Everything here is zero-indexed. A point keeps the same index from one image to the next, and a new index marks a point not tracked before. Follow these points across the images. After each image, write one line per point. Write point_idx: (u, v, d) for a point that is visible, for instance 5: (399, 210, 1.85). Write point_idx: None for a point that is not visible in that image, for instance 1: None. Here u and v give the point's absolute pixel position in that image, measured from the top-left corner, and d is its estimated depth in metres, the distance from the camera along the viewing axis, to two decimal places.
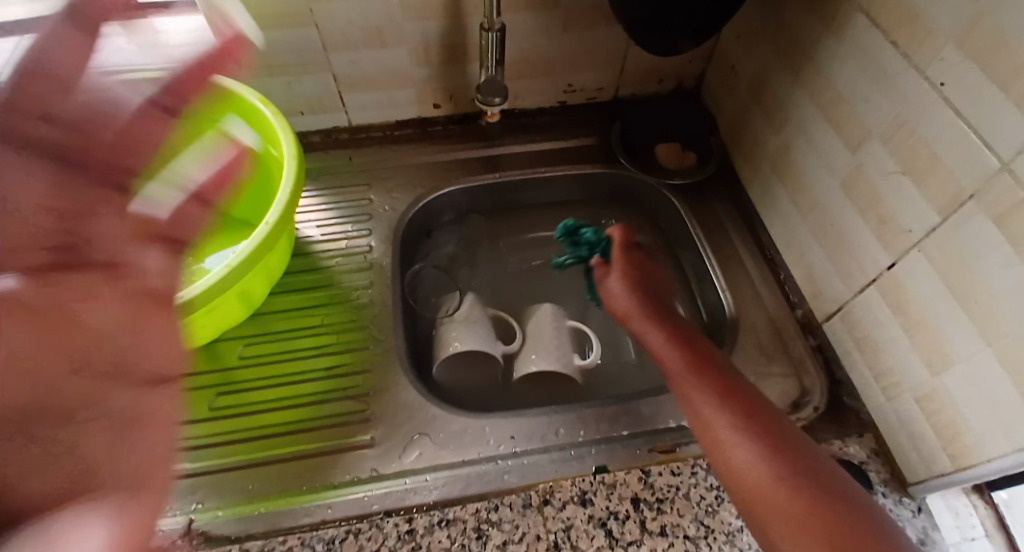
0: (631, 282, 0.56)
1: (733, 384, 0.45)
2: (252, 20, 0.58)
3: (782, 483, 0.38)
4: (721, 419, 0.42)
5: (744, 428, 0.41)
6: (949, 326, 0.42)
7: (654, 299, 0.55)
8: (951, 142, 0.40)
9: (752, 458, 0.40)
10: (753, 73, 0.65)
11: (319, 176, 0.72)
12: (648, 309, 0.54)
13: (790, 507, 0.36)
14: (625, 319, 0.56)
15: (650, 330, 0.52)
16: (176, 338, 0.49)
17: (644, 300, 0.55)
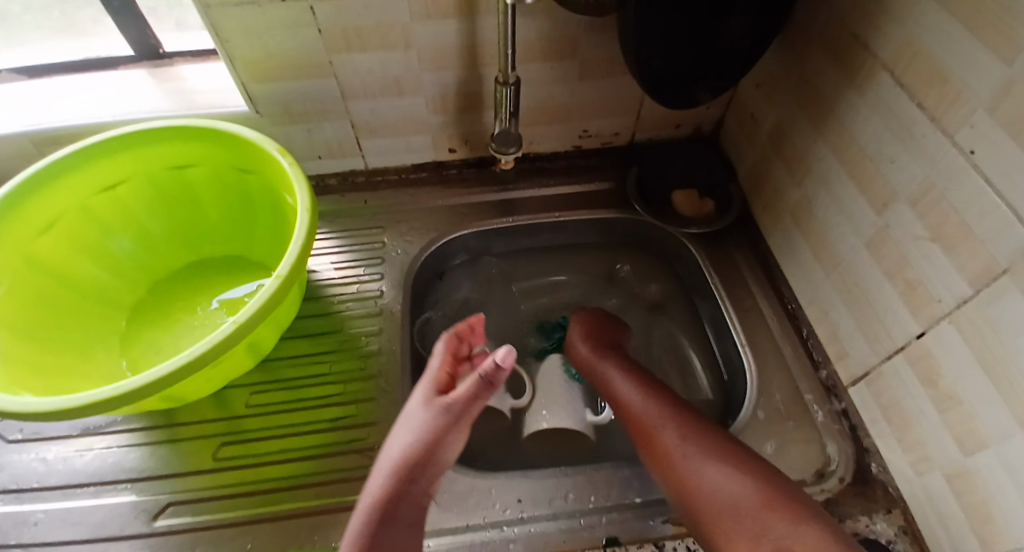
0: (588, 335, 0.61)
1: (679, 413, 0.51)
2: (274, 70, 0.60)
3: (726, 492, 0.43)
4: (669, 443, 0.48)
5: (691, 448, 0.47)
6: (982, 405, 0.40)
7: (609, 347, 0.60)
8: (982, 213, 0.38)
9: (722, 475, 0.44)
10: (773, 124, 0.63)
11: (334, 218, 0.73)
12: (606, 356, 0.59)
13: (731, 509, 0.42)
14: (585, 368, 0.60)
15: (611, 375, 0.56)
16: (182, 390, 0.48)
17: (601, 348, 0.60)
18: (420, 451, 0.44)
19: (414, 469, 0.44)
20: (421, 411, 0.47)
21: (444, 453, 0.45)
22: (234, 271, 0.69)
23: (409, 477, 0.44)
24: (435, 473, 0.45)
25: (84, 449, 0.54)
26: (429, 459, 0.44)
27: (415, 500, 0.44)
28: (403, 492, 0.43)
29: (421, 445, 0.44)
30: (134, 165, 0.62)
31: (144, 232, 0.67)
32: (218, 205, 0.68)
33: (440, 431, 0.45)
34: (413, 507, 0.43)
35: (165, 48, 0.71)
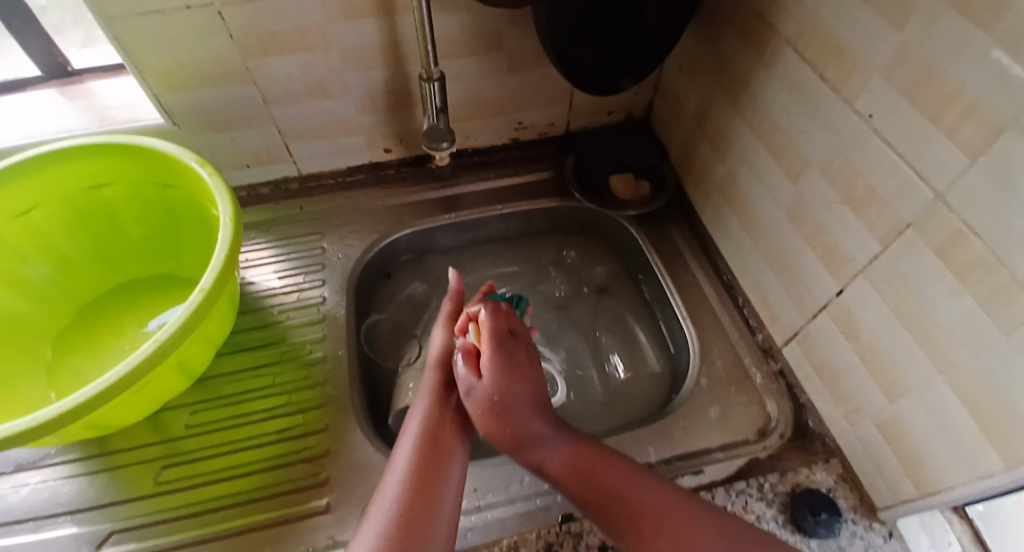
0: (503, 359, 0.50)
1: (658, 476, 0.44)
2: (188, 79, 0.58)
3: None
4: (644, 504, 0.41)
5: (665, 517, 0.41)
6: (899, 353, 0.42)
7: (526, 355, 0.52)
8: (884, 171, 0.40)
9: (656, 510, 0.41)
10: (697, 104, 0.66)
11: (270, 228, 0.71)
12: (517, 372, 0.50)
13: None
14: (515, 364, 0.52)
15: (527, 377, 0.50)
16: (109, 416, 0.47)
17: (513, 393, 0.47)
18: (435, 425, 0.47)
19: (435, 439, 0.45)
20: (420, 400, 0.50)
21: (459, 425, 0.48)
22: (165, 289, 0.67)
23: (433, 449, 0.44)
24: (457, 445, 0.46)
25: (20, 484, 0.51)
26: (446, 432, 0.46)
27: (450, 468, 0.44)
28: (433, 464, 0.43)
29: (433, 420, 0.47)
30: (47, 187, 0.59)
31: (63, 256, 0.63)
32: (142, 223, 0.65)
33: (449, 407, 0.49)
34: (448, 476, 0.43)
35: (74, 66, 0.67)
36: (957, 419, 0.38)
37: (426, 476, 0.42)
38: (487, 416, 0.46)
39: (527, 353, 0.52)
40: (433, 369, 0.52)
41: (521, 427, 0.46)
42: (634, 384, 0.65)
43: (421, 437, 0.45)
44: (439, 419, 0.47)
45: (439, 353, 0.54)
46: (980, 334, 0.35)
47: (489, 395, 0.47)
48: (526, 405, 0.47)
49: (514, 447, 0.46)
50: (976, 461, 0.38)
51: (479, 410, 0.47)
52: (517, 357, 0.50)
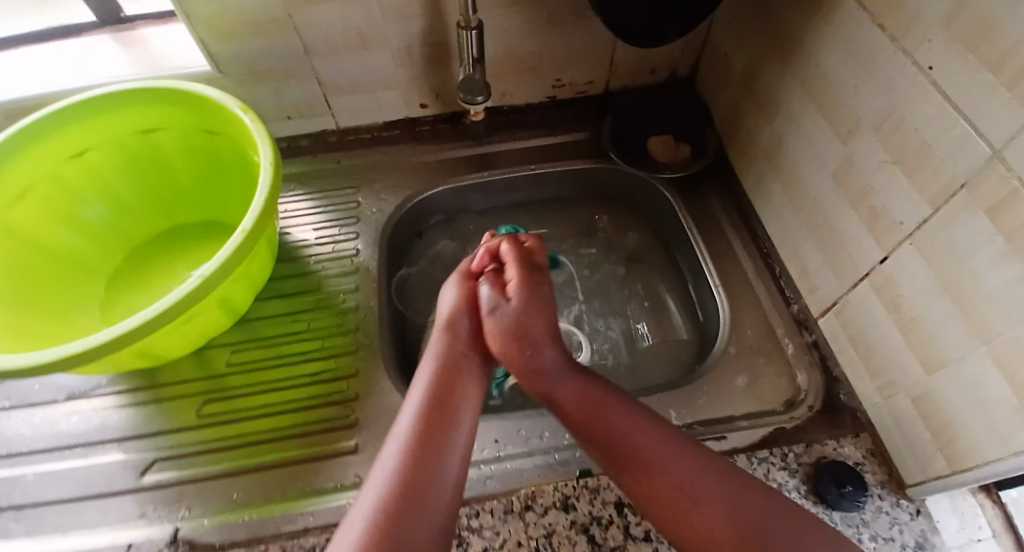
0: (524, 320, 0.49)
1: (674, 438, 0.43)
2: (233, 26, 0.59)
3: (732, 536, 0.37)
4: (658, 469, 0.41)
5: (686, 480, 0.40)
6: (942, 324, 0.40)
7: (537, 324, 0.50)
8: (943, 129, 0.37)
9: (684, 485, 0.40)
10: (745, 61, 0.62)
11: (308, 180, 0.72)
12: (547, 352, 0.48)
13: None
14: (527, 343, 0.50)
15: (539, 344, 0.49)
16: (157, 347, 0.50)
17: (531, 320, 0.49)
18: (439, 391, 0.45)
19: (438, 407, 0.43)
20: (427, 364, 0.48)
21: (466, 393, 0.46)
22: (208, 236, 0.70)
23: (436, 418, 0.42)
24: (463, 416, 0.44)
25: (71, 413, 0.55)
26: (451, 400, 0.44)
27: (452, 439, 0.42)
28: (435, 435, 0.41)
29: (439, 387, 0.45)
30: (102, 131, 0.61)
31: (120, 200, 0.67)
32: (189, 170, 0.68)
33: (457, 375, 0.47)
34: (451, 448, 0.41)
35: (126, 13, 0.69)
36: (996, 393, 0.36)
37: (426, 447, 0.40)
38: (506, 332, 0.49)
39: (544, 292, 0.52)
40: (442, 334, 0.50)
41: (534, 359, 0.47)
42: (660, 351, 0.65)
43: (425, 404, 0.43)
44: (446, 387, 0.45)
45: (450, 315, 0.52)
46: None
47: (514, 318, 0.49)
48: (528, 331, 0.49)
49: (524, 375, 0.48)
50: (1013, 439, 0.36)
51: (501, 332, 0.49)
52: (541, 290, 0.52)
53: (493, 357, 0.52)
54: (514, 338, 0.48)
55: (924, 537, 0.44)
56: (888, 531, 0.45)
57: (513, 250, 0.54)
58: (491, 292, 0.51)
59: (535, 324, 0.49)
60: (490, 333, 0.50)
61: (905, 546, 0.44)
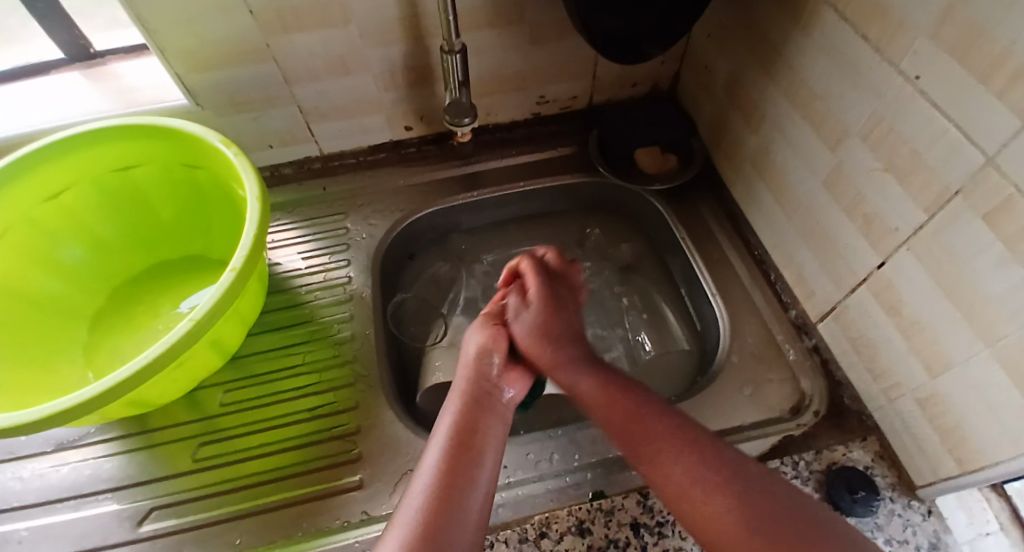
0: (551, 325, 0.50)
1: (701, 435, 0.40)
2: (210, 57, 0.58)
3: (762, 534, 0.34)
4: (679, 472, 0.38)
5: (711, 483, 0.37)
6: (944, 327, 0.41)
7: (563, 319, 0.52)
8: (932, 136, 0.38)
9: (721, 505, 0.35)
10: (728, 72, 0.63)
11: (295, 208, 0.71)
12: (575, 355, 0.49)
13: None
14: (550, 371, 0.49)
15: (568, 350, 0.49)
16: (147, 395, 0.48)
17: (554, 324, 0.51)
18: (464, 430, 0.43)
19: (464, 447, 0.41)
20: (452, 401, 0.46)
21: (493, 432, 0.44)
22: (194, 271, 0.68)
23: (461, 458, 0.40)
24: (489, 456, 0.42)
25: (61, 463, 0.53)
26: (477, 439, 0.42)
27: (477, 481, 0.39)
28: (460, 476, 0.39)
29: (463, 426, 0.43)
30: (78, 170, 0.60)
31: (97, 239, 0.65)
32: (171, 205, 0.66)
33: (483, 413, 0.45)
34: (475, 490, 0.39)
35: (96, 48, 0.67)
36: (1003, 394, 0.37)
37: (450, 490, 0.38)
38: (538, 328, 0.50)
39: (570, 293, 0.56)
40: (468, 370, 0.49)
41: (560, 356, 0.48)
42: (662, 363, 0.64)
43: (449, 443, 0.41)
44: (471, 425, 0.43)
45: (477, 350, 0.50)
46: None
47: (538, 319, 0.51)
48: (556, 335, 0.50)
49: (551, 369, 0.48)
50: (1021, 439, 0.36)
51: (528, 335, 0.50)
52: (560, 294, 0.54)
53: (512, 391, 0.49)
54: (542, 343, 0.49)
55: (937, 537, 0.44)
56: (902, 533, 0.45)
57: (532, 266, 0.55)
58: (514, 300, 0.53)
59: (557, 332, 0.50)
60: (517, 339, 0.51)
61: (918, 548, 0.44)
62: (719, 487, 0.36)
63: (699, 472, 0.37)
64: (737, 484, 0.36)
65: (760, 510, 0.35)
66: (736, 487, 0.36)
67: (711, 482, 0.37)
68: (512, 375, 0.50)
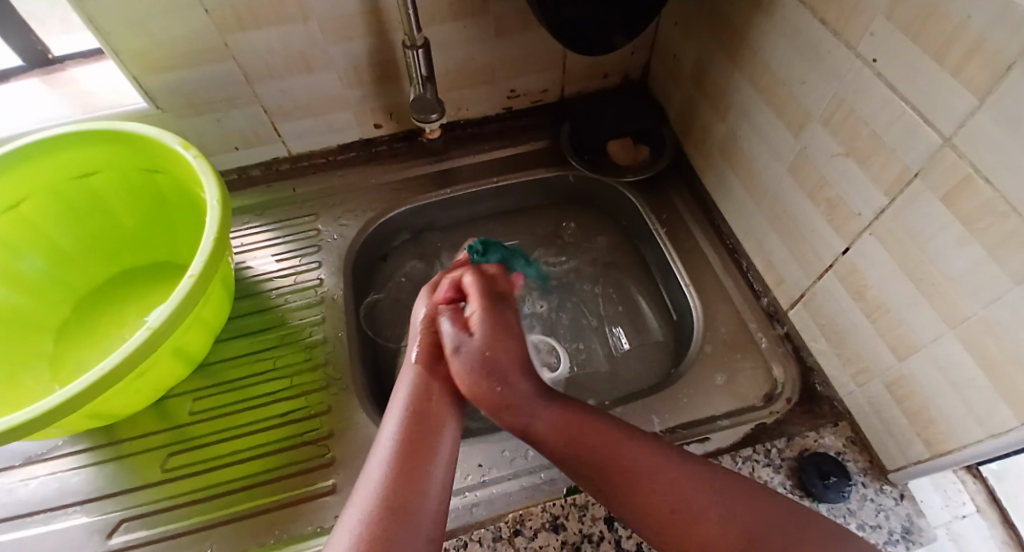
0: (484, 364, 0.42)
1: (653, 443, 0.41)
2: (167, 59, 0.56)
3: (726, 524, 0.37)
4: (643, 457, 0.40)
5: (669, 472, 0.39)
6: (909, 310, 0.41)
7: (512, 379, 0.42)
8: (891, 119, 0.38)
9: (711, 507, 0.37)
10: (695, 60, 0.63)
11: (263, 211, 0.70)
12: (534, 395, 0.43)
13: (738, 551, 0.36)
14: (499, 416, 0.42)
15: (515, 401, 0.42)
16: (108, 406, 0.47)
17: (502, 353, 0.43)
18: (421, 402, 0.43)
19: (422, 418, 0.42)
20: (406, 371, 0.45)
21: (449, 396, 0.44)
22: (161, 278, 0.67)
23: (418, 429, 0.41)
24: (447, 426, 0.42)
25: (28, 478, 0.51)
26: (434, 406, 0.43)
27: (436, 451, 0.40)
28: (417, 450, 0.40)
29: (420, 396, 0.43)
30: (34, 179, 0.58)
31: (59, 249, 0.63)
32: (134, 211, 0.65)
33: (442, 379, 0.44)
34: (434, 460, 0.40)
35: (54, 54, 0.65)
36: (968, 375, 0.37)
37: (409, 463, 0.39)
38: (474, 372, 0.42)
39: (513, 318, 0.47)
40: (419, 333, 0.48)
41: (508, 393, 0.42)
42: (638, 355, 0.64)
43: (404, 417, 0.42)
44: (427, 392, 0.43)
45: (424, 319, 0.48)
46: (991, 282, 0.33)
47: (479, 353, 0.42)
48: (491, 369, 0.42)
49: (500, 410, 0.42)
50: (990, 418, 0.36)
51: (469, 369, 0.42)
52: (506, 317, 0.46)
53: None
54: (484, 376, 0.42)
55: (910, 521, 0.45)
56: (875, 518, 0.45)
57: (478, 279, 0.48)
58: (451, 328, 0.44)
59: (507, 362, 0.43)
60: (457, 378, 0.43)
61: (891, 533, 0.44)
62: (705, 499, 0.38)
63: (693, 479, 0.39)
64: (722, 491, 0.38)
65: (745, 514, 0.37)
66: (722, 492, 0.38)
67: (703, 488, 0.38)
68: (469, 336, 0.48)
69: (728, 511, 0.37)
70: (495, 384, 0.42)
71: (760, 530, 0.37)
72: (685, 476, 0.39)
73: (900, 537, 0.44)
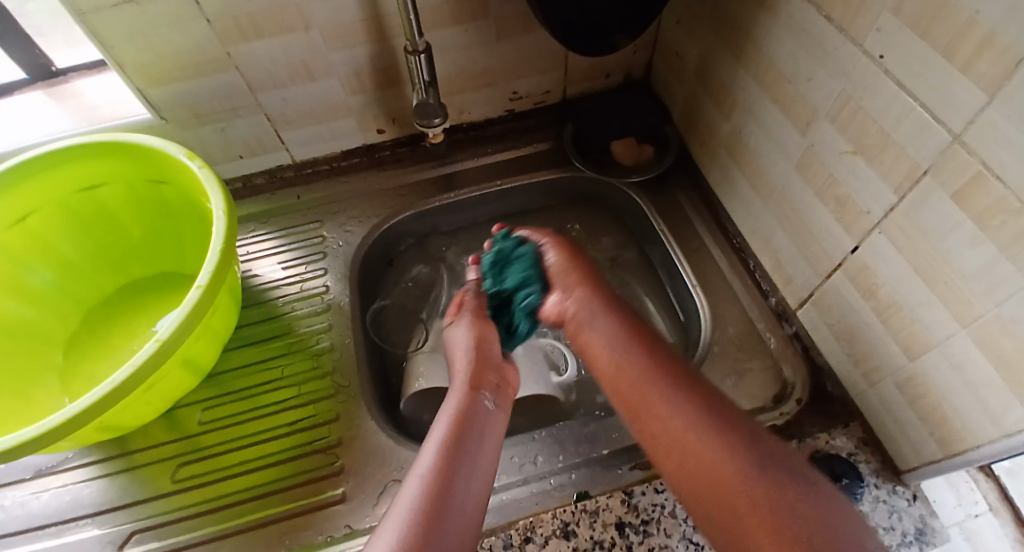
0: (573, 273, 0.52)
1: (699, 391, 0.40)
2: (171, 70, 0.56)
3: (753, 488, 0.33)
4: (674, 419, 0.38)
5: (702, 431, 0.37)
6: (919, 309, 0.40)
7: (594, 287, 0.51)
8: (900, 116, 0.37)
9: (714, 440, 0.36)
10: (698, 58, 0.63)
11: (268, 219, 0.70)
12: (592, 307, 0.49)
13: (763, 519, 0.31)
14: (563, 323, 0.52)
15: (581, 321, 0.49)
16: (120, 417, 0.47)
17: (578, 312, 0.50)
18: (462, 426, 0.42)
19: (461, 442, 0.41)
20: (453, 396, 0.47)
21: (492, 422, 0.45)
22: (168, 288, 0.67)
23: (465, 442, 0.41)
24: (490, 446, 0.43)
25: (40, 490, 0.52)
26: (479, 425, 0.43)
27: (473, 474, 0.39)
28: (462, 457, 0.40)
29: (466, 413, 0.44)
30: (40, 192, 0.58)
31: (66, 262, 0.63)
32: (141, 222, 0.65)
33: (486, 403, 0.46)
34: (473, 482, 0.39)
35: (57, 66, 0.65)
36: (981, 375, 0.36)
37: (455, 469, 0.39)
38: (572, 270, 0.53)
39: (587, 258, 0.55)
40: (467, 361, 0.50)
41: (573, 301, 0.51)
42: None
43: (452, 427, 0.42)
44: (472, 410, 0.44)
45: (470, 343, 0.52)
46: (1005, 281, 0.33)
47: (558, 265, 0.53)
48: (573, 276, 0.52)
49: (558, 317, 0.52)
50: (1005, 418, 0.36)
51: (562, 272, 0.53)
52: (581, 254, 0.55)
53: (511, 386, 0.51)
54: (570, 279, 0.52)
55: (924, 522, 0.44)
56: (888, 520, 0.44)
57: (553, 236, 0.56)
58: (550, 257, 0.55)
59: (583, 277, 0.52)
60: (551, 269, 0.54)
61: (904, 534, 0.44)
62: (722, 439, 0.36)
63: (706, 425, 0.37)
64: (745, 438, 0.36)
65: (762, 461, 0.34)
66: (740, 439, 0.36)
67: (717, 432, 0.36)
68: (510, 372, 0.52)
69: (738, 457, 0.35)
70: (570, 290, 0.51)
71: (772, 473, 0.33)
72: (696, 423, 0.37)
73: (913, 539, 0.44)
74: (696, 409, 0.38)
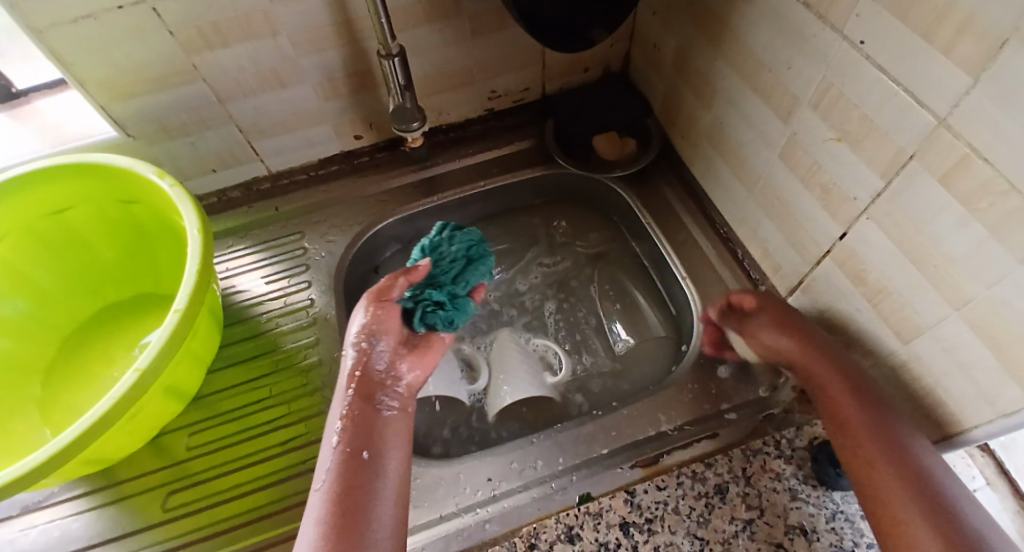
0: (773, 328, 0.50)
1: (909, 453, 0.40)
2: (135, 85, 0.54)
3: None
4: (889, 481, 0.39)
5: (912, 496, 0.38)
6: (908, 292, 0.40)
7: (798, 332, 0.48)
8: (883, 102, 0.37)
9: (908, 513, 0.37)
10: (675, 49, 0.62)
11: (246, 233, 0.68)
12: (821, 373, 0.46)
13: None
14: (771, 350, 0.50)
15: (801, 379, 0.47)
16: (103, 452, 0.46)
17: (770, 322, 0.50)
18: (358, 438, 0.42)
19: (359, 456, 0.40)
20: (337, 404, 0.44)
21: (389, 428, 0.43)
22: (148, 310, 0.65)
23: (356, 471, 0.40)
24: (388, 473, 0.41)
25: (28, 526, 0.50)
26: (372, 441, 0.42)
27: (381, 485, 0.40)
28: (358, 489, 0.39)
29: (356, 432, 0.42)
30: (8, 219, 0.56)
31: (40, 290, 0.61)
32: (115, 243, 0.63)
33: (375, 409, 0.44)
34: (382, 494, 0.39)
35: (17, 86, 0.61)
36: (974, 356, 0.37)
37: (355, 505, 0.37)
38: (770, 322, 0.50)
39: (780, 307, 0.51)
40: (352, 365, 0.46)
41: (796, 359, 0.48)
42: (639, 351, 0.64)
43: (343, 455, 0.40)
44: (360, 426, 0.42)
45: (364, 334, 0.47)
46: (994, 263, 0.33)
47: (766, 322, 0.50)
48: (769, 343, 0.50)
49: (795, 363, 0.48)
50: (999, 399, 0.36)
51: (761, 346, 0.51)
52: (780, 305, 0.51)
53: (409, 377, 0.48)
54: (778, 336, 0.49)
55: None
56: None
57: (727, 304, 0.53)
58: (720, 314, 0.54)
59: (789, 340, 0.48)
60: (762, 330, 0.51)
61: None
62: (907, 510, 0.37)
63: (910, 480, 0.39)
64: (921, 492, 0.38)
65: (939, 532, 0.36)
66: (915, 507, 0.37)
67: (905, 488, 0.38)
68: (410, 357, 0.49)
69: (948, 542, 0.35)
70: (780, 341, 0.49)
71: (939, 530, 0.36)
72: (893, 477, 0.39)
73: None
74: (895, 460, 0.40)
